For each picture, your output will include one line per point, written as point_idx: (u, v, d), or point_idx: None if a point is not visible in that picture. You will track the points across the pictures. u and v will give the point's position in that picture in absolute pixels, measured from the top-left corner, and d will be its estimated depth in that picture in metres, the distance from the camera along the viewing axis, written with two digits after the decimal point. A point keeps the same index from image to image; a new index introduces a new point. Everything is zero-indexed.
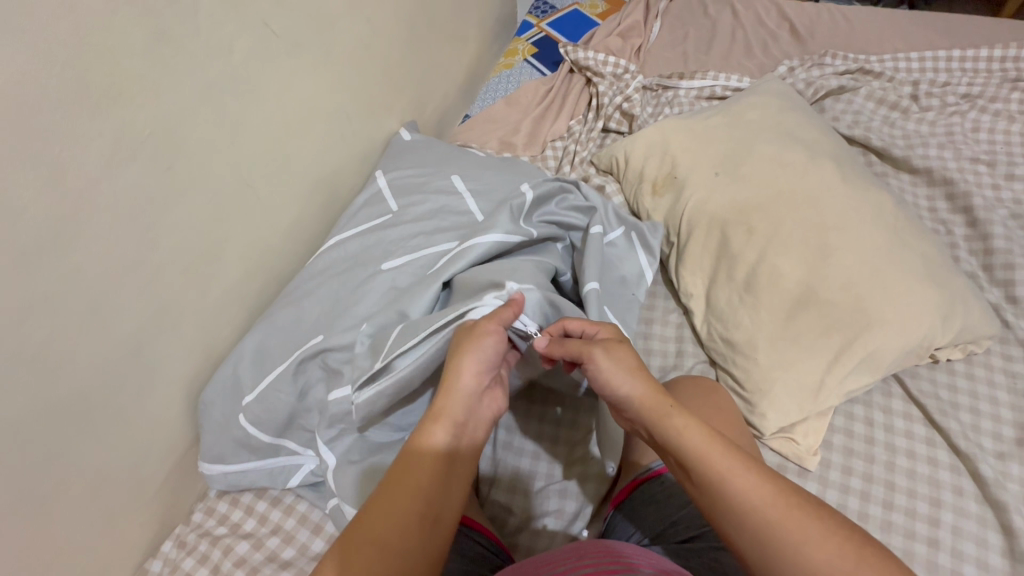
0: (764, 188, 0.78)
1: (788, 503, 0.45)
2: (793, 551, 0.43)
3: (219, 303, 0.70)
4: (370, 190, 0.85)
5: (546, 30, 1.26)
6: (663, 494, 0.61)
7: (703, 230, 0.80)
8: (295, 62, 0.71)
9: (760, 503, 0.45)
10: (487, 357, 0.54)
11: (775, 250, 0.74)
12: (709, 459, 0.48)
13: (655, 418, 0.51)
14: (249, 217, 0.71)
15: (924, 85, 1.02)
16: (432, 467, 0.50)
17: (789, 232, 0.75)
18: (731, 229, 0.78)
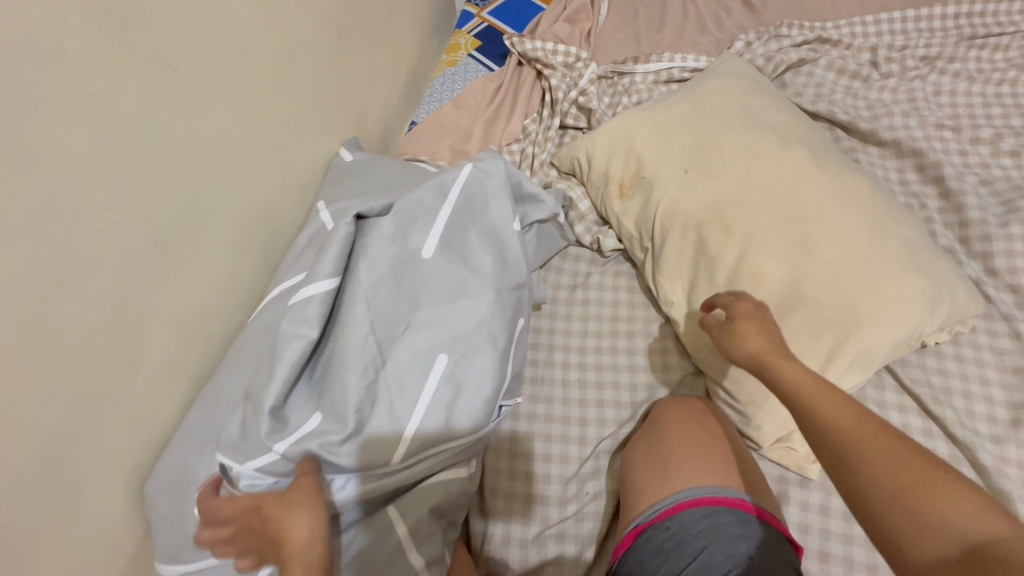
0: (735, 183, 0.74)
1: (875, 432, 0.48)
2: (884, 494, 0.45)
3: (154, 381, 0.62)
4: (314, 228, 0.76)
5: (488, 19, 1.17)
6: (670, 543, 0.55)
7: (678, 232, 0.75)
8: (207, 96, 0.62)
9: (844, 425, 0.49)
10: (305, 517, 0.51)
11: (754, 249, 0.70)
12: (864, 445, 0.47)
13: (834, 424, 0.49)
14: (176, 279, 0.62)
15: (882, 50, 0.99)
16: (312, 511, 0.51)
17: (764, 228, 0.71)
18: (706, 229, 0.73)
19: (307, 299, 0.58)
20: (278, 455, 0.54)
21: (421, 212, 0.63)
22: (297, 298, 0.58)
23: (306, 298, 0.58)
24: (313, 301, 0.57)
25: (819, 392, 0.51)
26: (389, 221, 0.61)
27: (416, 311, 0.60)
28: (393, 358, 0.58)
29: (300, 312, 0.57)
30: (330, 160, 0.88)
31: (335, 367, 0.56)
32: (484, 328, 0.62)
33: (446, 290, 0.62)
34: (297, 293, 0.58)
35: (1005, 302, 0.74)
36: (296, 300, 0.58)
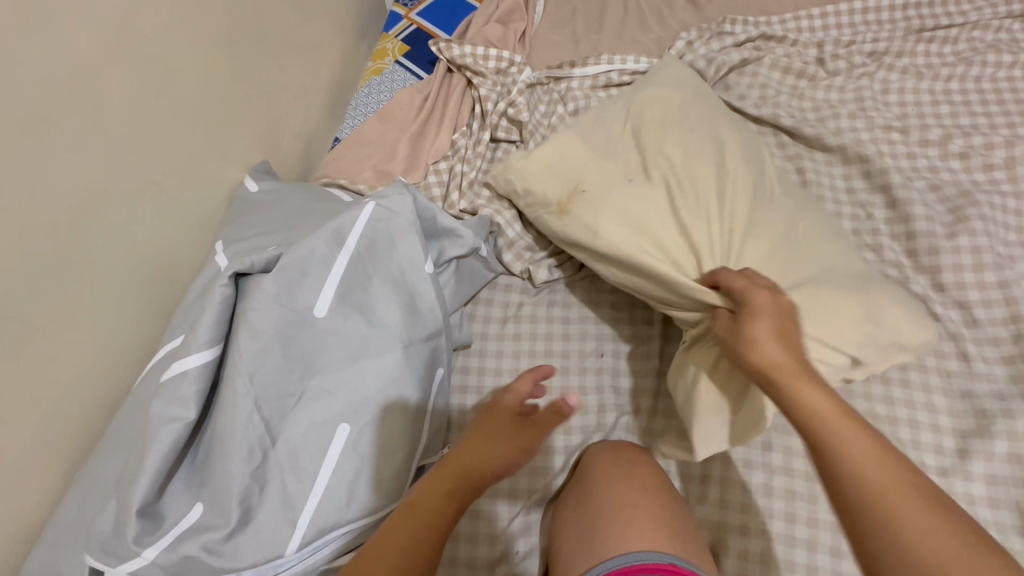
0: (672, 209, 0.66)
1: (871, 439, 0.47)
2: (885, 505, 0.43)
3: (17, 468, 0.55)
4: (208, 274, 0.69)
5: (416, 21, 1.09)
6: None
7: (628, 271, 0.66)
8: (58, 142, 0.55)
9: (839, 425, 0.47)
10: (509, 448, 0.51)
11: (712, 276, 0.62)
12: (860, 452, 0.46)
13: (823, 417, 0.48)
14: (35, 352, 0.55)
15: (828, 47, 0.94)
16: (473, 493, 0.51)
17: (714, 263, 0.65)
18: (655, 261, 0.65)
19: (179, 375, 0.51)
20: (148, 562, 0.47)
21: (313, 265, 0.56)
22: (170, 376, 0.51)
23: (179, 374, 0.51)
24: (189, 377, 0.51)
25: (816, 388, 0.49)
26: (272, 278, 0.54)
27: (310, 377, 0.54)
28: (285, 435, 0.52)
29: (171, 390, 0.50)
30: (235, 191, 0.80)
31: (216, 453, 0.50)
32: (391, 389, 0.56)
33: (345, 349, 0.55)
34: (168, 368, 0.51)
35: (952, 320, 0.71)
36: (167, 376, 0.51)
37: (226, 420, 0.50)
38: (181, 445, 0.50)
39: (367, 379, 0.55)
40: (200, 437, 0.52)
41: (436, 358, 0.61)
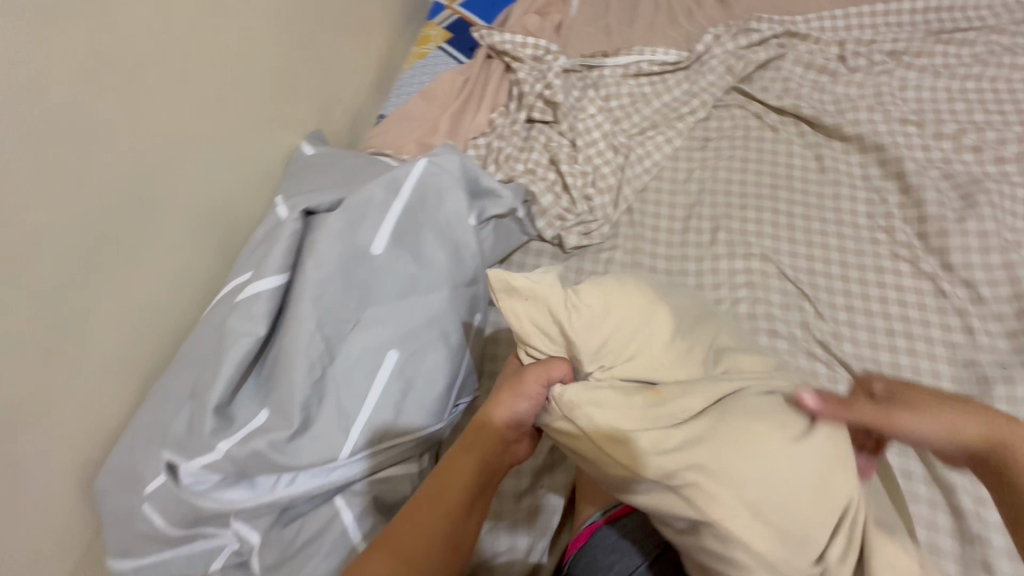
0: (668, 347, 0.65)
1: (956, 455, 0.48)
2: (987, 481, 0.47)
3: (103, 377, 0.62)
4: (270, 222, 0.76)
5: (458, 11, 1.16)
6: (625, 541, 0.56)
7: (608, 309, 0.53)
8: (151, 87, 0.62)
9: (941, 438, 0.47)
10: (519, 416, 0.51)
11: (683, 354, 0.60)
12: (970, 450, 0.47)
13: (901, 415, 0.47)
14: (124, 273, 0.62)
15: (849, 45, 0.99)
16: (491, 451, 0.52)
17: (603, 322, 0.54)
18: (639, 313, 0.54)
19: (252, 294, 0.57)
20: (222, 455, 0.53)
21: (371, 209, 0.62)
22: (244, 297, 0.57)
23: (252, 295, 0.57)
24: (260, 299, 0.57)
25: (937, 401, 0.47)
26: (335, 217, 0.60)
27: (365, 308, 0.60)
28: (341, 357, 0.57)
29: (247, 307, 0.57)
30: (292, 154, 0.87)
31: (282, 366, 0.56)
32: (436, 324, 0.61)
33: (395, 285, 0.61)
34: (244, 289, 0.58)
35: (958, 297, 0.75)
36: (243, 296, 0.58)
37: (291, 338, 0.56)
38: (251, 357, 0.56)
39: (414, 313, 0.61)
40: (267, 355, 0.59)
41: (475, 303, 0.66)
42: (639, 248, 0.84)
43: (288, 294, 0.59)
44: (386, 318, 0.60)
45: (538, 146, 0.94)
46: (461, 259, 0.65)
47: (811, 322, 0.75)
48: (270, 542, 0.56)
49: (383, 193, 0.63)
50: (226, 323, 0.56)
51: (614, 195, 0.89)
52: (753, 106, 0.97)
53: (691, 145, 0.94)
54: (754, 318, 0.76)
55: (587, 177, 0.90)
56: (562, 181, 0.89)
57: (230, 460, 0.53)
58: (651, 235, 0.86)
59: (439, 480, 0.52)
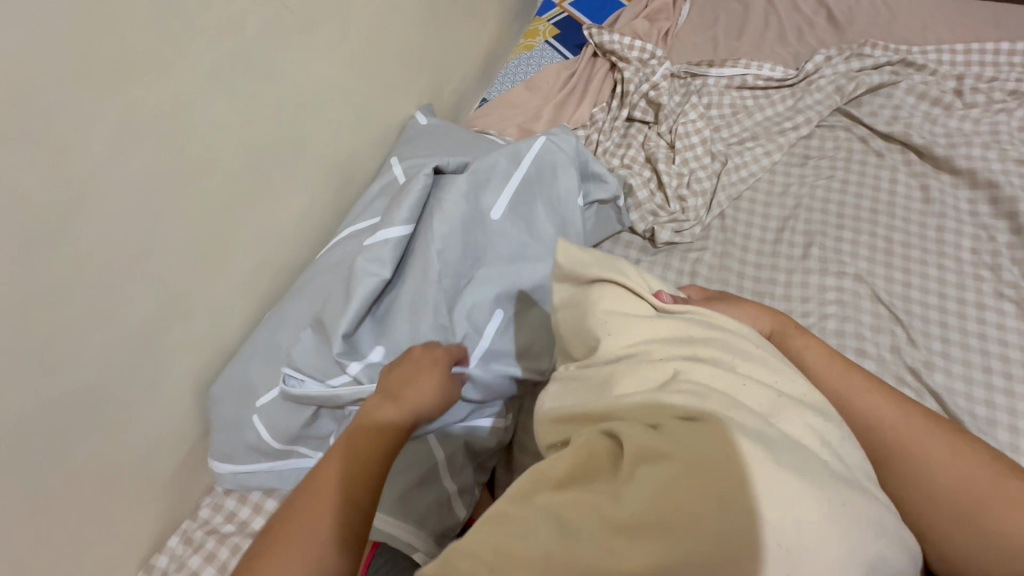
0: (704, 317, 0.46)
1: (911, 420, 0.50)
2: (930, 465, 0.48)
3: (227, 296, 0.68)
4: (384, 179, 0.81)
5: (568, 10, 1.20)
6: None
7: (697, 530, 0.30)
8: (309, 40, 0.68)
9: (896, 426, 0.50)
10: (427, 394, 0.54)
11: (753, 367, 0.41)
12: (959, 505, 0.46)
13: (899, 430, 0.49)
14: (259, 205, 0.69)
15: (968, 80, 0.97)
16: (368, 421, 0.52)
17: (666, 487, 0.32)
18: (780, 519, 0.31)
19: (381, 240, 0.62)
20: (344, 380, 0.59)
21: (495, 174, 0.66)
22: (374, 240, 0.62)
23: (381, 240, 0.62)
24: (389, 241, 0.61)
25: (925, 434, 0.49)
26: (463, 177, 0.64)
27: (479, 266, 0.64)
28: (454, 309, 0.61)
29: (376, 252, 0.61)
30: (405, 122, 0.92)
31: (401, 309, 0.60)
32: (540, 291, 0.65)
33: (507, 249, 0.65)
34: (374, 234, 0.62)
35: None
36: (372, 240, 0.62)
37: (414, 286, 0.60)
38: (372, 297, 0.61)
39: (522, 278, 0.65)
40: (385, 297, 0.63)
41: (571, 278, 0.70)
42: (727, 253, 0.86)
43: (410, 244, 0.63)
44: (496, 280, 0.64)
45: (635, 144, 0.96)
46: (567, 234, 0.69)
47: (903, 346, 0.74)
48: None
49: (506, 161, 0.67)
50: (355, 263, 0.61)
51: (708, 199, 0.90)
52: (858, 130, 0.96)
53: (791, 160, 0.95)
54: (842, 334, 0.76)
55: (683, 178, 0.91)
56: (657, 179, 0.91)
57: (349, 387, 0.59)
58: (740, 243, 0.86)
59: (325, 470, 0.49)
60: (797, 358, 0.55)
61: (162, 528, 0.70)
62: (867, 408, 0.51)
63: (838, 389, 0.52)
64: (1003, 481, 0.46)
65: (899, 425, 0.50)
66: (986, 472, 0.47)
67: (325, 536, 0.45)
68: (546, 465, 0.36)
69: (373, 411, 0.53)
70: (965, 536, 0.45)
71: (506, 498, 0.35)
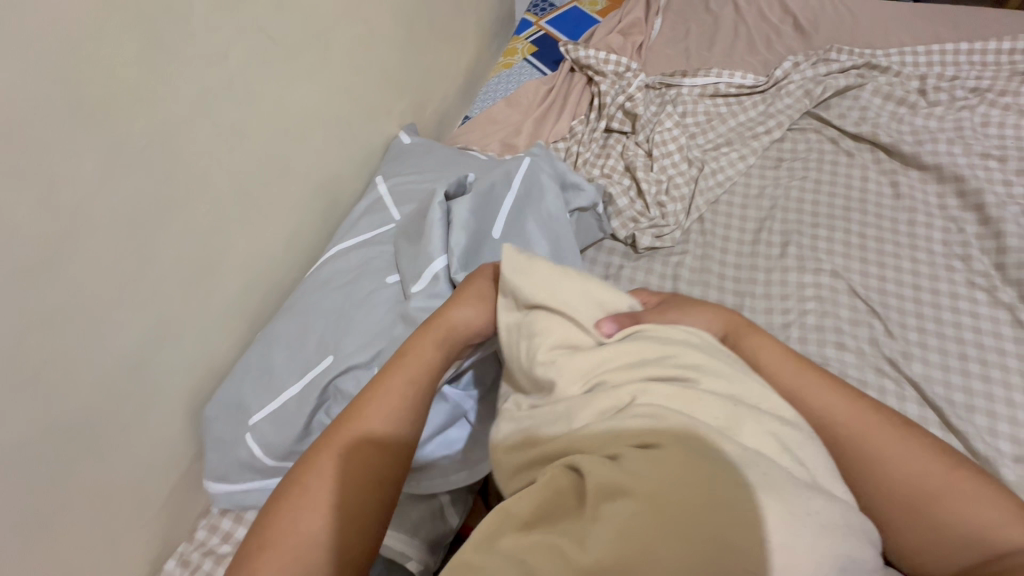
0: (651, 331, 0.46)
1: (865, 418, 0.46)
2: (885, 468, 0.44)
3: (218, 317, 0.70)
4: (371, 197, 0.82)
5: (545, 28, 1.24)
6: None
7: (654, 554, 0.31)
8: (292, 67, 0.71)
9: (845, 422, 0.46)
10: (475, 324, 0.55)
11: (712, 380, 0.41)
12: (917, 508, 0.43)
13: (848, 423, 0.46)
14: (247, 227, 0.70)
15: (931, 79, 1.00)
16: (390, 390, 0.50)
17: (625, 517, 0.32)
18: (749, 549, 0.31)
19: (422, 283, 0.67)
20: None
21: (491, 198, 0.72)
22: (422, 281, 0.67)
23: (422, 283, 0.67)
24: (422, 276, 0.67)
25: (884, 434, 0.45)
26: (469, 205, 0.69)
27: None
28: None
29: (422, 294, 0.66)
30: (390, 142, 0.94)
31: None
32: None
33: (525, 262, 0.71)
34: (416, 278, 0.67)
35: None
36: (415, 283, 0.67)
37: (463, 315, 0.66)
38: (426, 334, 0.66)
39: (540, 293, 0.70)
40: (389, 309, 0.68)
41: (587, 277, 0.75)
42: (707, 255, 0.88)
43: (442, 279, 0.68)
44: None
45: (614, 154, 0.99)
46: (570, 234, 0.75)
47: (881, 338, 0.76)
48: None
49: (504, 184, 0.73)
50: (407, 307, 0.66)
51: (687, 204, 0.92)
52: (828, 131, 0.99)
53: (765, 163, 0.97)
54: (822, 329, 0.78)
55: (661, 185, 0.94)
56: (637, 187, 0.94)
57: None
58: (719, 245, 0.89)
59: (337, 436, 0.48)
60: (751, 356, 0.52)
61: (158, 551, 0.71)
62: (816, 407, 0.47)
63: (790, 382, 0.49)
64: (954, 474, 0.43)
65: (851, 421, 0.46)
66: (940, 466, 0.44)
67: (332, 472, 0.46)
68: (512, 504, 0.37)
69: (418, 345, 0.54)
70: (925, 532, 0.42)
71: (472, 547, 0.36)
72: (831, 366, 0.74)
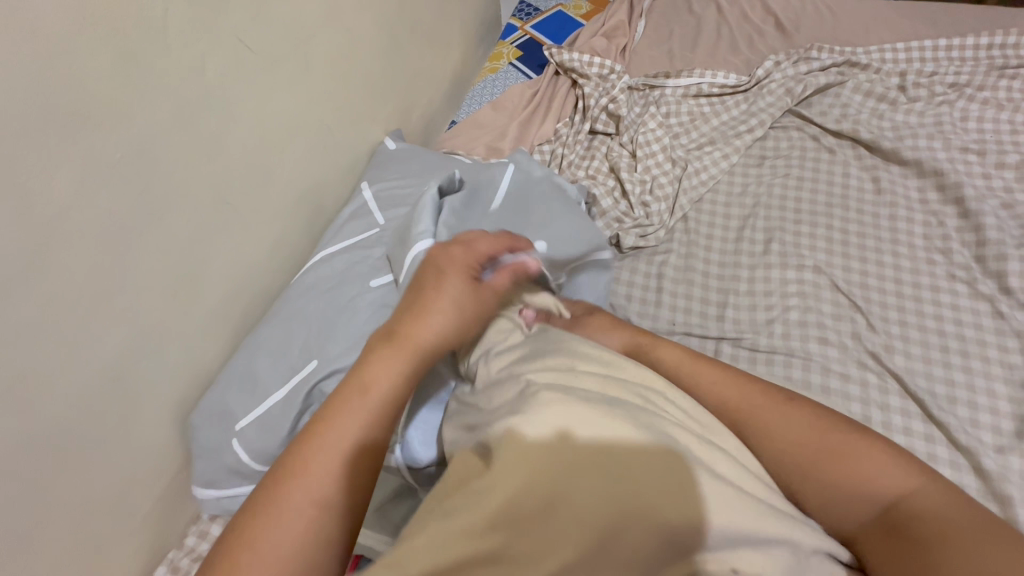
0: (546, 333, 0.58)
1: (748, 399, 0.53)
2: (771, 438, 0.50)
3: (204, 324, 0.70)
4: (356, 202, 0.83)
5: (530, 32, 1.25)
6: None
7: (546, 478, 0.39)
8: (272, 76, 0.72)
9: (730, 405, 0.53)
10: (443, 338, 0.54)
11: (590, 364, 0.51)
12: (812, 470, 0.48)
13: (735, 403, 0.53)
14: (231, 235, 0.71)
15: (911, 76, 1.01)
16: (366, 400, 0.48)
17: (525, 456, 0.39)
18: (642, 493, 0.39)
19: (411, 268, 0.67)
20: None
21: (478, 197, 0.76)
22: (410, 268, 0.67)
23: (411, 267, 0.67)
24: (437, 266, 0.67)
25: (768, 410, 0.52)
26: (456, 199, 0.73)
27: None
28: None
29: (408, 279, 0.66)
30: (375, 148, 0.95)
31: None
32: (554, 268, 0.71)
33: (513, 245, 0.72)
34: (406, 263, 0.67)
35: (1018, 321, 0.75)
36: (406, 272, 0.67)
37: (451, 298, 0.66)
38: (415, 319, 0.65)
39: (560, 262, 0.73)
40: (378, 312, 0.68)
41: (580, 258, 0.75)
42: (692, 253, 0.89)
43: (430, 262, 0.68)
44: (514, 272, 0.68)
45: (598, 155, 1.00)
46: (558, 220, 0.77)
47: (863, 332, 0.77)
48: None
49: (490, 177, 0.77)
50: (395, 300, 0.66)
51: (671, 203, 0.93)
52: (810, 129, 1.00)
53: (748, 162, 0.98)
54: (805, 324, 0.78)
55: (645, 185, 0.95)
56: (621, 187, 0.95)
57: None
58: (703, 244, 0.90)
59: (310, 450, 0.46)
60: (654, 361, 0.60)
61: (148, 559, 0.71)
62: (708, 398, 0.55)
63: (689, 377, 0.57)
64: (833, 431, 0.49)
65: (739, 402, 0.53)
66: (823, 428, 0.49)
67: (312, 491, 0.44)
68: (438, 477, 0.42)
69: (386, 350, 0.52)
70: (817, 490, 0.47)
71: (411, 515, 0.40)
72: (813, 361, 0.75)
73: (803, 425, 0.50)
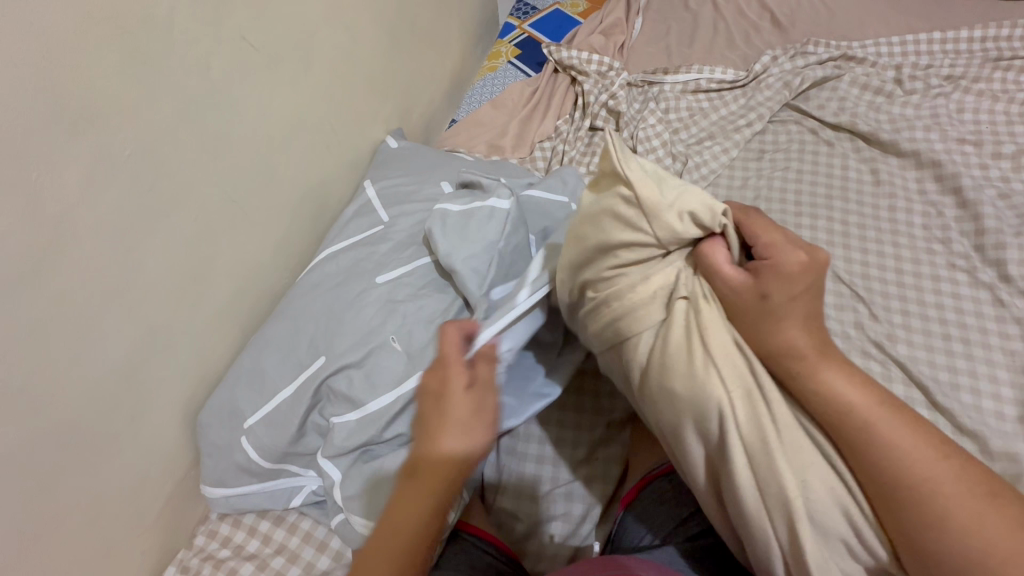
0: None
1: (891, 411, 0.46)
2: (899, 456, 0.44)
3: (210, 323, 0.70)
4: (360, 201, 0.83)
5: (528, 31, 1.26)
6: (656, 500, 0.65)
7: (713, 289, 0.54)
8: (274, 74, 0.72)
9: (856, 404, 0.46)
10: (479, 449, 0.51)
11: None
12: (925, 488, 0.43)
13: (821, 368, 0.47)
14: (236, 234, 0.71)
15: (906, 68, 1.02)
16: (420, 493, 0.50)
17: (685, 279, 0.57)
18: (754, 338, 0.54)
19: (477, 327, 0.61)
20: (341, 419, 0.64)
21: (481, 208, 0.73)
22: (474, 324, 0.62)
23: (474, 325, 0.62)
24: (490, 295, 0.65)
25: (901, 431, 0.45)
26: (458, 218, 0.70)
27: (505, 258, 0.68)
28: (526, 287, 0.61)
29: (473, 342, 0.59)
30: (377, 146, 0.95)
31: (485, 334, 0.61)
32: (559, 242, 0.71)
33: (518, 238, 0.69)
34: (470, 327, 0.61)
35: (1018, 307, 0.76)
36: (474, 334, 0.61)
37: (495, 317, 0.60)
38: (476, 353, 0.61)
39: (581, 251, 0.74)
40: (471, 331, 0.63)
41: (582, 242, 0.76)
42: None
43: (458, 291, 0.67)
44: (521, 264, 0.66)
45: (599, 151, 1.00)
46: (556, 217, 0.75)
47: (866, 322, 0.78)
48: (351, 474, 0.64)
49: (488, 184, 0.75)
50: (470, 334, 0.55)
51: None
52: (808, 122, 1.01)
53: (747, 156, 0.99)
54: None
55: None
56: None
57: (351, 428, 0.64)
58: None
59: (383, 534, 0.50)
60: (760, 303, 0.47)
61: (158, 559, 0.71)
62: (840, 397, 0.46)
63: (812, 381, 0.46)
64: (970, 494, 0.43)
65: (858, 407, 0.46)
66: (955, 481, 0.44)
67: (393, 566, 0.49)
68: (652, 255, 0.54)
69: (432, 462, 0.50)
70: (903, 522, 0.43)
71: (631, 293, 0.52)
72: None
73: (949, 478, 0.44)
